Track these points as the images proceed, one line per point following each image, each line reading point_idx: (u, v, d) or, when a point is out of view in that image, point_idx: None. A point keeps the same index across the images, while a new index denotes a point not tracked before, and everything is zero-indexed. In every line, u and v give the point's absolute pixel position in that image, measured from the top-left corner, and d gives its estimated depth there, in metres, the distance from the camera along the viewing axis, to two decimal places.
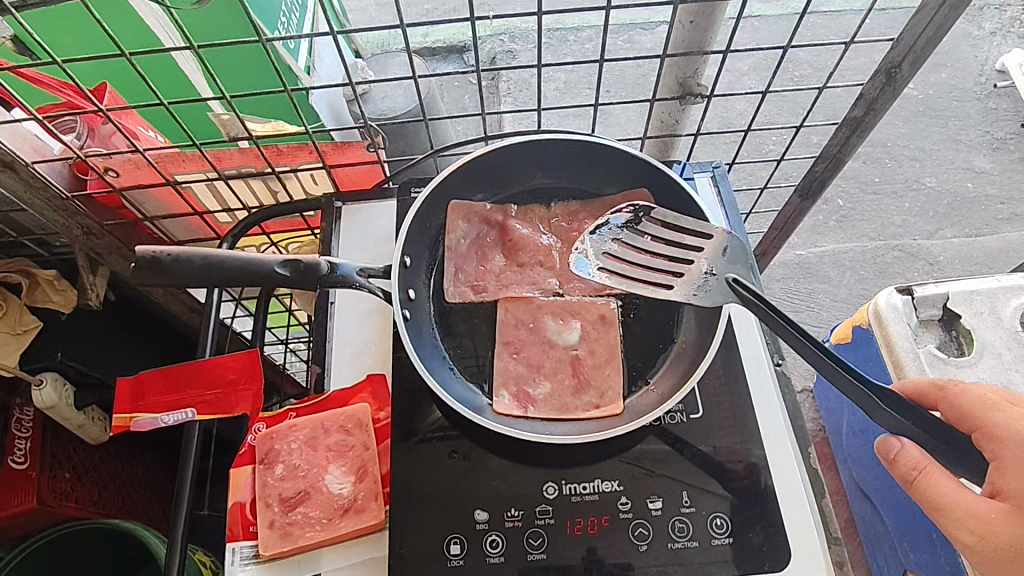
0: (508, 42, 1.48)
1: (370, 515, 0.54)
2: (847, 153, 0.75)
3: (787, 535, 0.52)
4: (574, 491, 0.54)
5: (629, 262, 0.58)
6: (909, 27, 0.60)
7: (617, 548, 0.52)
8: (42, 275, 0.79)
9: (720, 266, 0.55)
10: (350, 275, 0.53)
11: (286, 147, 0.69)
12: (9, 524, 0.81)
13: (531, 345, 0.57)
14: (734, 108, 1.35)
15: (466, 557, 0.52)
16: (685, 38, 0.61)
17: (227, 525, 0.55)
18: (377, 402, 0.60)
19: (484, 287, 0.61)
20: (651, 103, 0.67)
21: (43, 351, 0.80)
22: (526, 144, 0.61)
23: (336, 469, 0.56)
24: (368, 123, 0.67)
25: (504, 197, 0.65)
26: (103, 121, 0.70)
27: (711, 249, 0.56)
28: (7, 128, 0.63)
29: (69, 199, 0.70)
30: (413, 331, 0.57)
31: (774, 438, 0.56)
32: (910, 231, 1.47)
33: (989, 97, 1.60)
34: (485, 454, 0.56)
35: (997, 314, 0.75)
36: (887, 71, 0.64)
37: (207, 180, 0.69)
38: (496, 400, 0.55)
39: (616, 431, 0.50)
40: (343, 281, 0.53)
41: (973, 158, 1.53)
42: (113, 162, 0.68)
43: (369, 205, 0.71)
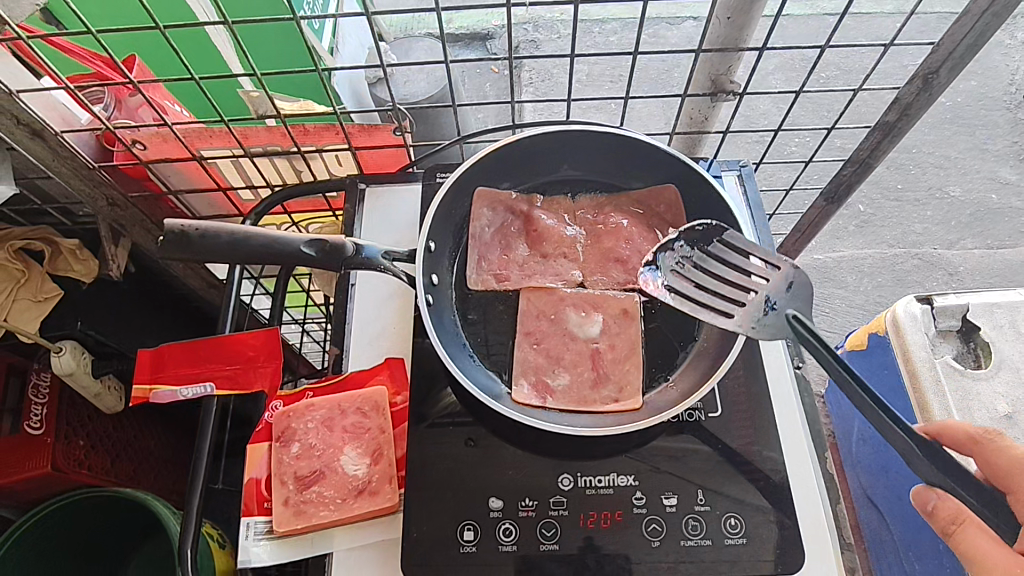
0: (532, 31, 1.47)
1: (384, 497, 0.55)
2: (877, 158, 0.74)
3: (801, 539, 0.52)
4: (588, 484, 0.54)
5: (694, 286, 0.56)
6: (951, 32, 0.59)
7: (630, 543, 0.52)
8: (64, 244, 0.79)
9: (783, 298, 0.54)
10: (375, 258, 0.53)
11: (312, 127, 0.69)
12: (26, 487, 0.82)
13: (552, 336, 0.57)
14: (760, 107, 1.33)
15: (479, 544, 0.52)
16: (722, 34, 0.60)
17: (242, 501, 0.55)
18: (395, 385, 0.60)
19: (506, 276, 0.61)
20: (682, 99, 0.67)
21: (64, 319, 0.81)
22: (554, 135, 0.61)
23: (351, 450, 0.56)
24: (396, 107, 0.67)
25: (531, 186, 0.65)
26: (130, 93, 0.71)
27: (777, 278, 0.55)
28: (37, 96, 0.63)
29: (95, 169, 0.71)
30: (435, 316, 0.57)
31: (790, 440, 0.56)
32: (931, 240, 1.45)
33: (1019, 107, 1.57)
34: (501, 443, 0.56)
35: (1017, 327, 0.74)
36: (925, 76, 0.63)
37: (232, 156, 0.69)
38: (514, 389, 0.55)
39: (635, 426, 0.50)
40: (368, 264, 0.53)
41: (1000, 169, 1.51)
42: (141, 135, 0.68)
43: (393, 189, 0.71)
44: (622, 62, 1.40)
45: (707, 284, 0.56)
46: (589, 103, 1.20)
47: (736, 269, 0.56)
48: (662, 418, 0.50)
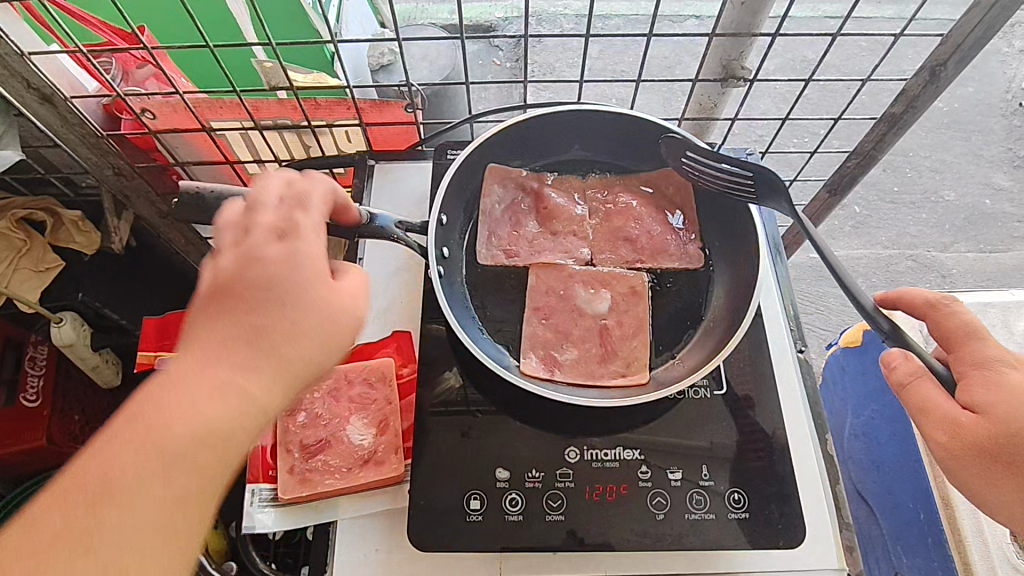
0: (534, 23, 1.46)
1: (390, 467, 0.55)
2: (882, 149, 0.75)
3: (802, 516, 0.53)
4: (594, 457, 0.55)
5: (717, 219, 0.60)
6: (959, 25, 0.60)
7: (634, 514, 0.53)
8: (68, 216, 0.78)
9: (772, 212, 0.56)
10: (388, 227, 0.54)
11: (324, 101, 0.69)
12: (24, 459, 0.83)
13: (561, 312, 0.58)
14: (761, 105, 1.34)
15: (485, 513, 0.53)
16: (735, 19, 0.61)
17: (248, 468, 0.55)
18: (402, 357, 0.60)
19: (515, 252, 0.61)
20: (693, 83, 0.67)
21: (64, 289, 0.79)
22: (566, 113, 0.62)
23: (357, 421, 0.56)
24: (410, 84, 0.67)
25: (541, 164, 0.66)
26: (138, 64, 0.70)
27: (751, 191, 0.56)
28: (44, 59, 0.62)
29: (104, 138, 0.69)
30: (446, 288, 0.58)
31: (792, 419, 0.57)
32: (925, 242, 1.47)
33: (1014, 115, 1.59)
34: (508, 417, 0.57)
35: (1010, 327, 0.71)
36: (933, 68, 0.64)
37: (243, 129, 0.70)
38: (523, 361, 0.56)
39: (644, 398, 0.51)
40: (382, 232, 0.53)
41: (994, 175, 1.53)
42: (150, 103, 0.68)
43: (403, 165, 0.71)
44: (624, 56, 1.39)
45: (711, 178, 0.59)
46: (592, 95, 1.20)
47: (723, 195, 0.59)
48: (669, 391, 0.51)
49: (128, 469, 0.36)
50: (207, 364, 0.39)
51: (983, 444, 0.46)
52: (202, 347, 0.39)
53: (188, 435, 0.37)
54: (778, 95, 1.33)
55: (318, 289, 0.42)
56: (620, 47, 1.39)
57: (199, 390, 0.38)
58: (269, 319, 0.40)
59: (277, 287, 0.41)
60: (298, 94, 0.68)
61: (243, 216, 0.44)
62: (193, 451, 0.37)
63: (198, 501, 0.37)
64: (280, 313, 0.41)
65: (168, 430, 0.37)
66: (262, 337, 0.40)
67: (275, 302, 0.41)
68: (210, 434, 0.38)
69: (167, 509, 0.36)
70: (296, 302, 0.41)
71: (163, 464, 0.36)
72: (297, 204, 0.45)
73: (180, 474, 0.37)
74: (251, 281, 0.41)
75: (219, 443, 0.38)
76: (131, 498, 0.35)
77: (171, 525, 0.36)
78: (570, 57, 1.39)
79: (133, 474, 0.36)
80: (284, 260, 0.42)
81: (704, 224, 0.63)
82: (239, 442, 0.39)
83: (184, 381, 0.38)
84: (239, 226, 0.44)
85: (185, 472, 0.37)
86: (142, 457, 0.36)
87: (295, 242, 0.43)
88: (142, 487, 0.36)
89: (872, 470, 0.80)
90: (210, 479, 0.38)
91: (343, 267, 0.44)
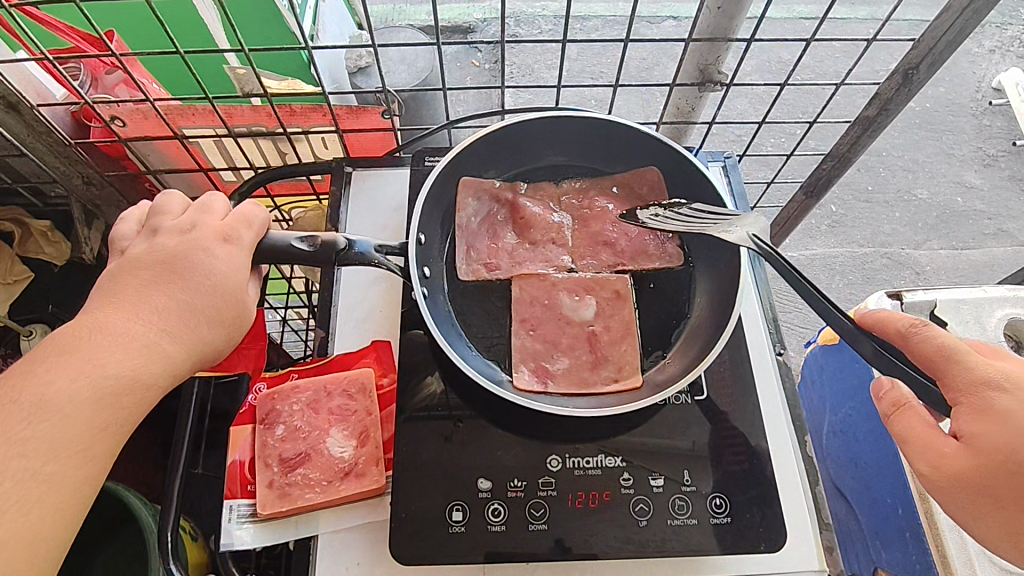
0: (513, 26, 1.45)
1: (371, 479, 0.54)
2: (856, 152, 0.76)
3: (783, 519, 0.53)
4: (576, 465, 0.55)
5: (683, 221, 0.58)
6: (930, 29, 0.61)
7: (617, 522, 0.53)
8: (35, 226, 0.77)
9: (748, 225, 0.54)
10: (367, 253, 0.53)
11: (299, 108, 0.68)
12: None
13: (547, 321, 0.58)
14: (738, 107, 1.35)
15: (468, 524, 0.52)
16: (711, 24, 0.61)
17: (225, 484, 0.54)
18: (382, 367, 0.59)
19: (495, 265, 0.61)
20: (671, 87, 0.68)
21: (32, 303, 0.79)
22: (544, 119, 0.62)
23: (337, 433, 0.55)
24: (387, 90, 0.66)
25: (518, 173, 0.66)
26: (106, 70, 0.68)
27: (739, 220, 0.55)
28: (9, 67, 0.60)
29: (71, 146, 0.68)
30: (431, 305, 0.57)
31: (772, 423, 0.58)
32: (899, 240, 1.49)
33: (983, 114, 1.62)
34: (490, 425, 0.56)
35: (982, 323, 0.70)
36: (905, 71, 0.65)
37: (216, 136, 0.68)
38: (515, 375, 0.56)
39: (636, 403, 0.52)
40: (360, 259, 0.52)
41: (965, 173, 1.56)
42: (120, 111, 0.66)
43: (379, 172, 0.70)
44: (603, 58, 1.40)
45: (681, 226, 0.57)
46: (572, 97, 1.20)
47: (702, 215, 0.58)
48: (659, 397, 0.51)
49: (2, 495, 0.38)
50: (100, 407, 0.42)
51: (966, 476, 0.46)
52: (38, 389, 0.41)
53: (38, 467, 0.40)
54: (755, 96, 1.34)
55: (176, 361, 0.46)
56: (598, 49, 1.39)
57: None
58: (113, 379, 0.43)
59: (117, 353, 0.44)
60: (272, 101, 0.67)
61: (159, 259, 0.49)
62: (54, 480, 0.40)
63: (57, 537, 0.40)
64: (97, 371, 0.43)
65: (39, 459, 0.40)
66: (145, 394, 0.44)
67: (90, 360, 0.43)
68: (68, 471, 0.40)
69: (31, 539, 0.39)
70: (100, 363, 0.43)
71: (34, 497, 0.39)
72: (221, 236, 0.50)
73: (45, 505, 0.39)
74: (141, 341, 0.45)
75: (75, 479, 0.41)
76: None
77: (29, 555, 0.39)
78: (550, 58, 1.39)
79: None
80: (94, 322, 0.45)
81: None
82: (88, 488, 0.41)
83: (60, 410, 0.41)
84: (155, 274, 0.48)
85: (47, 509, 0.39)
86: (16, 485, 0.39)
87: (105, 307, 0.46)
88: (9, 516, 0.38)
89: (851, 466, 0.81)
90: (65, 518, 0.40)
91: (221, 336, 0.49)
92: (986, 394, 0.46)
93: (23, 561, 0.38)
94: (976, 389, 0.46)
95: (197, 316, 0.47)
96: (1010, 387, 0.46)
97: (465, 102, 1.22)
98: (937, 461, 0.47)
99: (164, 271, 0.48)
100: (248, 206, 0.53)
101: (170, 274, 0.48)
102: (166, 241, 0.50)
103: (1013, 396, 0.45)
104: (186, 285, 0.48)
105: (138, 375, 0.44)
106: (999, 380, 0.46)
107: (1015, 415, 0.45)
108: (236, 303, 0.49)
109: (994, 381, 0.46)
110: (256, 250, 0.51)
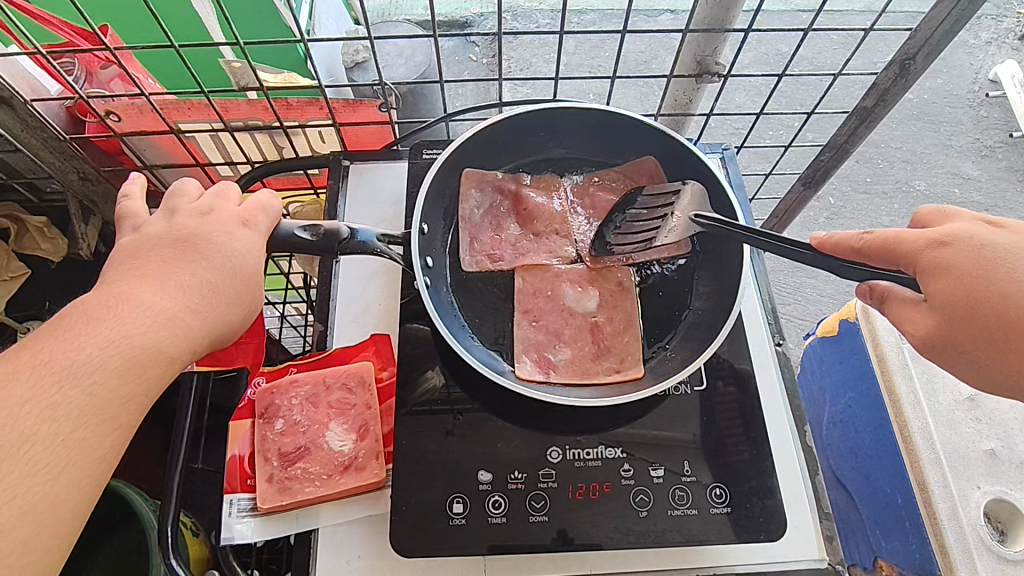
0: (510, 20, 1.43)
1: (371, 472, 0.54)
2: (854, 143, 0.76)
3: (784, 509, 0.54)
4: (576, 456, 0.55)
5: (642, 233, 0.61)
6: (928, 18, 0.60)
7: (617, 512, 0.53)
8: (32, 222, 0.76)
9: (684, 206, 0.60)
10: (370, 242, 0.52)
11: (296, 102, 0.68)
12: None
13: (550, 313, 0.58)
14: (735, 100, 1.35)
15: (468, 517, 0.52)
16: (708, 14, 0.61)
17: (225, 478, 0.53)
18: (381, 360, 0.59)
19: (498, 256, 0.61)
20: (669, 79, 0.68)
21: (30, 301, 0.79)
22: (541, 112, 0.62)
23: (337, 426, 0.55)
24: (384, 83, 0.66)
25: (516, 166, 0.66)
26: (102, 64, 0.67)
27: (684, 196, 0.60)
28: (4, 63, 0.59)
29: (66, 141, 0.67)
30: (434, 297, 0.57)
31: (773, 413, 0.58)
32: (898, 231, 1.49)
33: (981, 105, 1.62)
34: (489, 417, 0.56)
35: None
36: (903, 61, 0.65)
37: (213, 130, 0.68)
38: (518, 365, 0.56)
39: (640, 393, 0.52)
40: (363, 247, 0.52)
41: (962, 164, 1.56)
42: (115, 105, 0.66)
43: (377, 165, 0.70)
44: (601, 51, 1.39)
45: (650, 231, 0.61)
46: (571, 91, 1.19)
47: (647, 216, 0.61)
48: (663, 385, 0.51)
49: (31, 459, 0.37)
50: (126, 377, 0.41)
51: (941, 342, 0.46)
52: (64, 355, 0.39)
53: (68, 433, 0.38)
54: (753, 88, 1.34)
55: (199, 334, 0.45)
56: (597, 42, 1.39)
57: None
58: (141, 349, 0.42)
59: (140, 323, 0.42)
60: (269, 94, 0.67)
61: (178, 238, 0.48)
62: (82, 447, 0.38)
63: (82, 508, 0.38)
64: (123, 340, 0.41)
65: (68, 425, 0.38)
66: (169, 366, 0.43)
67: (116, 329, 0.41)
68: (96, 439, 0.39)
69: (59, 506, 0.37)
70: (127, 331, 0.42)
71: (64, 461, 0.38)
72: (240, 220, 0.50)
73: (72, 471, 0.38)
74: (167, 315, 0.43)
75: (104, 447, 0.39)
76: (20, 483, 0.36)
77: (57, 523, 0.37)
78: (547, 52, 1.38)
79: (20, 462, 0.36)
80: (118, 294, 0.43)
81: None
82: (115, 458, 0.40)
83: (88, 376, 0.39)
84: (178, 253, 0.47)
85: (75, 475, 0.38)
86: (45, 449, 0.37)
87: (126, 279, 0.45)
88: (38, 480, 0.37)
89: (850, 457, 0.81)
90: (92, 486, 0.39)
91: (241, 315, 0.48)
92: (927, 256, 0.46)
93: (47, 533, 0.36)
94: (919, 254, 0.47)
95: (219, 292, 0.46)
96: (950, 242, 0.46)
97: (462, 96, 1.21)
98: (914, 333, 0.48)
99: (183, 250, 0.47)
100: (265, 197, 0.53)
101: (189, 253, 0.47)
102: (184, 221, 0.49)
103: (953, 249, 0.46)
104: (206, 262, 0.47)
105: (164, 346, 0.43)
106: (937, 238, 0.47)
107: (959, 267, 0.46)
108: (256, 281, 0.49)
109: (932, 240, 0.47)
110: (271, 238, 0.51)
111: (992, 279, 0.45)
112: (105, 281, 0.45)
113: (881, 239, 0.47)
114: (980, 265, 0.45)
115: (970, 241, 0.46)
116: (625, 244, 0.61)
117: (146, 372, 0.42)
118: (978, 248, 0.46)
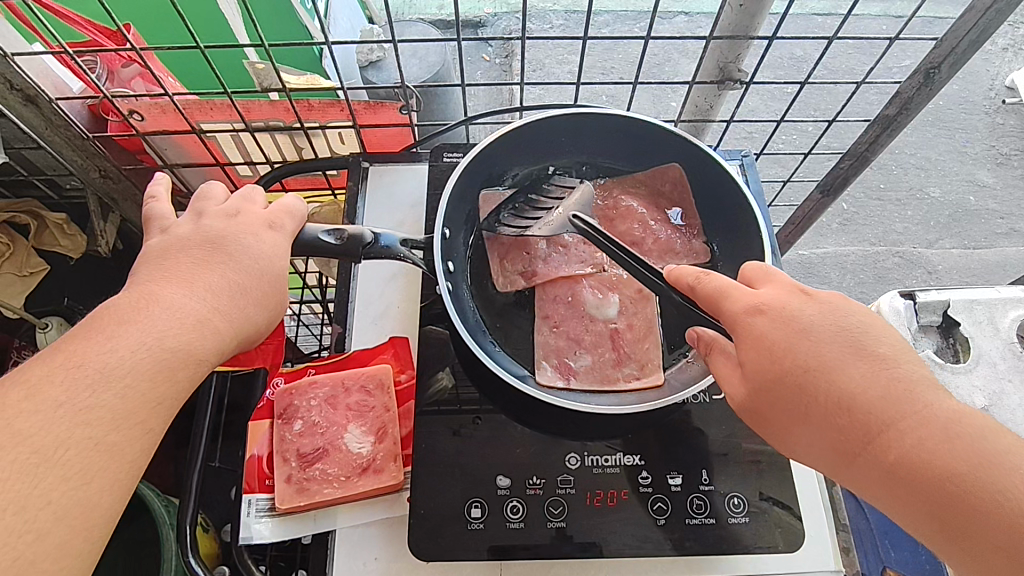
0: (524, 20, 1.42)
1: (389, 475, 0.54)
2: (875, 150, 0.76)
3: (802, 518, 0.54)
4: (595, 463, 0.55)
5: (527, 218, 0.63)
6: (954, 28, 0.60)
7: (634, 520, 0.53)
8: (51, 218, 0.77)
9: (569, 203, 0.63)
10: (393, 246, 0.53)
11: (317, 103, 0.68)
12: None
13: (570, 320, 0.58)
14: (749, 103, 1.34)
15: (487, 521, 0.53)
16: (733, 21, 0.61)
17: (243, 478, 0.54)
18: (400, 363, 0.60)
19: (533, 274, 0.60)
20: (691, 85, 0.67)
21: (50, 295, 0.79)
22: (563, 117, 0.62)
23: (355, 428, 0.55)
24: (405, 88, 0.66)
25: (535, 172, 0.66)
26: (122, 63, 0.67)
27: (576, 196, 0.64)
28: (30, 62, 0.59)
29: (89, 139, 0.67)
30: (456, 302, 0.58)
31: None
32: (911, 238, 1.48)
33: (997, 112, 1.61)
34: (507, 423, 0.57)
35: (996, 323, 0.58)
36: (927, 70, 0.65)
37: (234, 131, 0.68)
38: (537, 371, 0.56)
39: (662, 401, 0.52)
40: (386, 252, 0.52)
41: (977, 172, 1.55)
42: (138, 105, 0.66)
43: (397, 167, 0.70)
44: (615, 54, 1.38)
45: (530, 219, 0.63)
46: (585, 94, 1.19)
47: (530, 203, 0.64)
48: (682, 395, 0.51)
49: (64, 464, 0.37)
50: (155, 380, 0.41)
51: (749, 405, 0.44)
52: (95, 357, 0.40)
53: (99, 437, 0.38)
54: (767, 94, 1.33)
55: (226, 336, 0.45)
56: (611, 45, 1.38)
57: (30, 397, 0.37)
58: (171, 351, 0.42)
59: (169, 324, 0.43)
60: (291, 96, 0.67)
61: (206, 239, 0.48)
62: (113, 451, 0.38)
63: (112, 511, 0.38)
64: (153, 342, 0.42)
65: (100, 429, 0.38)
66: (198, 368, 0.43)
67: (147, 331, 0.42)
68: (126, 443, 0.39)
69: (90, 510, 0.37)
70: (158, 333, 0.42)
71: (96, 466, 0.38)
72: (266, 222, 0.51)
73: (104, 474, 0.38)
74: (194, 317, 0.44)
75: (133, 451, 0.39)
76: (54, 488, 0.36)
77: (89, 527, 0.37)
78: (560, 54, 1.37)
79: (53, 467, 0.36)
80: (145, 296, 0.44)
81: (703, 221, 0.63)
82: (143, 462, 0.40)
83: (120, 379, 0.40)
84: (204, 254, 0.47)
85: (106, 480, 0.38)
86: (78, 454, 0.37)
87: (154, 280, 0.45)
88: (71, 486, 0.37)
89: None
90: (121, 490, 0.39)
91: (266, 316, 0.48)
92: (744, 321, 0.44)
93: (79, 539, 0.36)
94: (738, 319, 0.45)
95: (246, 295, 0.47)
96: (768, 310, 0.44)
97: (476, 97, 1.21)
98: (731, 395, 0.46)
99: (212, 251, 0.47)
100: (291, 200, 0.53)
101: (217, 255, 0.47)
102: (212, 223, 0.49)
103: (766, 317, 0.44)
104: (232, 263, 0.47)
105: (192, 347, 0.43)
106: (757, 303, 0.45)
107: (769, 338, 0.43)
108: (281, 284, 0.49)
109: (750, 306, 0.44)
110: (294, 241, 0.52)
111: (798, 350, 0.42)
112: (133, 283, 0.45)
113: (709, 292, 0.46)
114: (788, 338, 0.43)
115: (786, 311, 0.44)
116: (511, 222, 0.63)
117: (178, 375, 0.42)
118: (791, 319, 0.43)
